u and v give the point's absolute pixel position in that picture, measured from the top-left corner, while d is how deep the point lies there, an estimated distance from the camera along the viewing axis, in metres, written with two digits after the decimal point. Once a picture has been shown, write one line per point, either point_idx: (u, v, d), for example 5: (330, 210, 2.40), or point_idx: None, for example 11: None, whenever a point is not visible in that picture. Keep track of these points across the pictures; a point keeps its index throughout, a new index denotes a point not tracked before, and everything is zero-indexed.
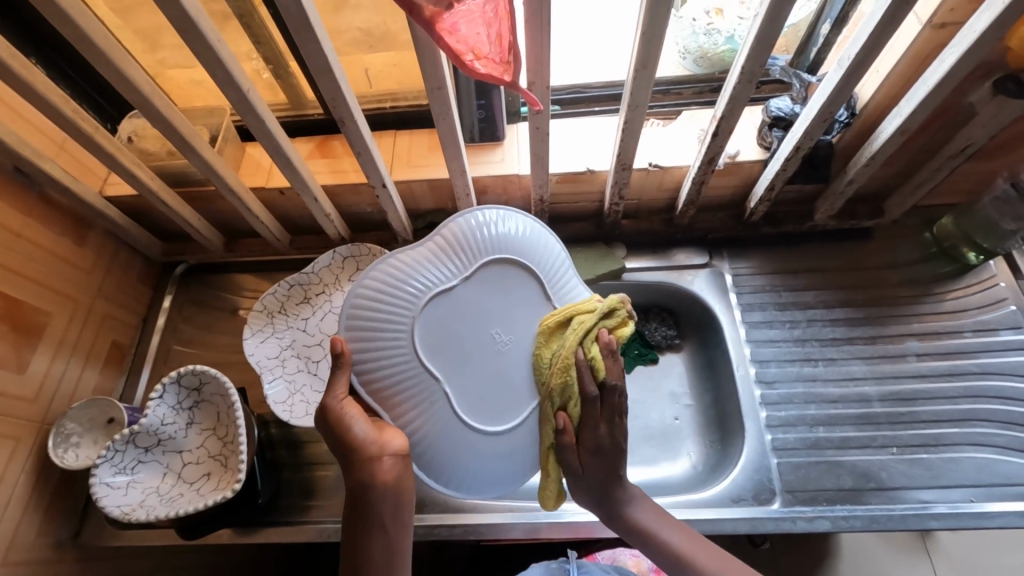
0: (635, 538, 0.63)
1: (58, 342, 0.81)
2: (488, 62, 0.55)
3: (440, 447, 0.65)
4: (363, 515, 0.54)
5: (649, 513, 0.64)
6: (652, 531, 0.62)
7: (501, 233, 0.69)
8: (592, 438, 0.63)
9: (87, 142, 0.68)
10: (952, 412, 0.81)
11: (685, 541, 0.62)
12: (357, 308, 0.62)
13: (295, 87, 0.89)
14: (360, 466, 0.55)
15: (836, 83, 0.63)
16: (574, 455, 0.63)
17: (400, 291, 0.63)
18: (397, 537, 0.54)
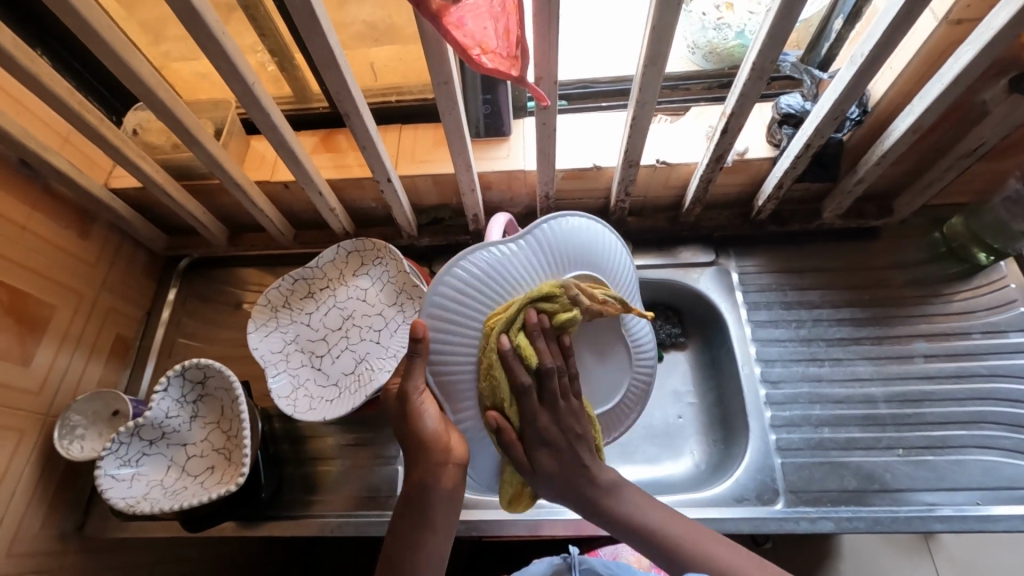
0: (625, 532, 0.61)
1: (63, 334, 0.81)
2: (495, 57, 0.54)
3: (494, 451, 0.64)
4: (418, 509, 0.56)
5: (631, 499, 0.62)
6: (642, 521, 0.61)
7: (588, 242, 0.66)
8: (540, 431, 0.60)
9: (92, 135, 0.68)
10: (958, 414, 0.81)
11: (679, 528, 0.60)
12: (440, 304, 0.58)
13: (300, 80, 0.88)
14: (430, 468, 0.56)
15: (849, 81, 0.62)
16: (521, 456, 0.60)
17: (486, 294, 0.60)
18: (445, 534, 0.57)
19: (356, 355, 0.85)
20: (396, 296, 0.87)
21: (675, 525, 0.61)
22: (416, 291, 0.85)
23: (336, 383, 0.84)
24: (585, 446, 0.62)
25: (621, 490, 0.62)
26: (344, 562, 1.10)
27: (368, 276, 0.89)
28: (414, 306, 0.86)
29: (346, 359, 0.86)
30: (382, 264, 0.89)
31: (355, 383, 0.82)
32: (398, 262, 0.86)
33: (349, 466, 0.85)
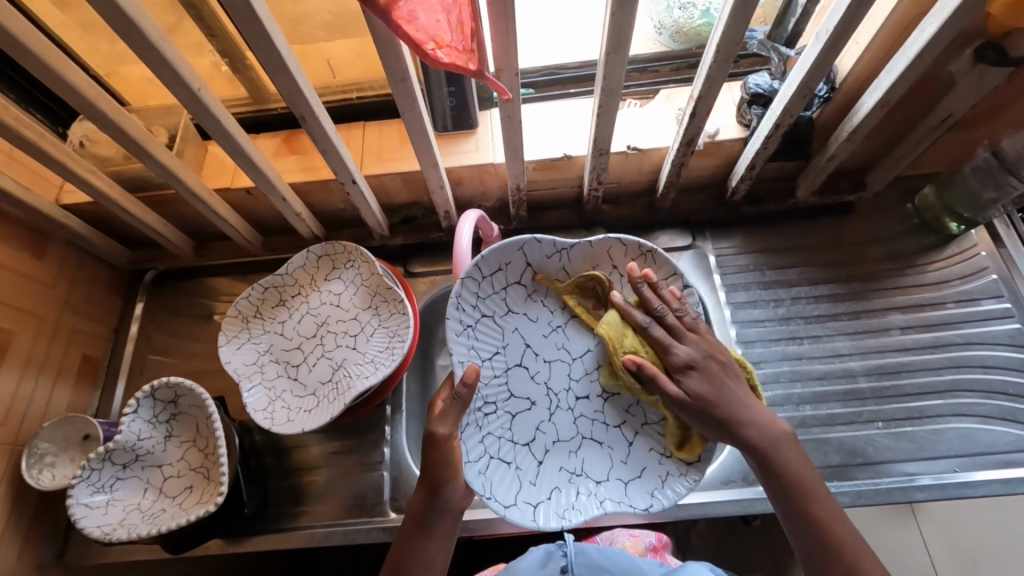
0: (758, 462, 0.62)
1: (25, 360, 0.78)
2: (451, 51, 0.51)
3: (480, 316, 0.71)
4: (433, 482, 0.64)
5: (797, 458, 0.62)
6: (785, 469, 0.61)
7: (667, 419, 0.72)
8: (691, 352, 0.65)
9: (33, 151, 0.64)
10: (936, 384, 0.82)
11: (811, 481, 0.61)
12: (533, 495, 0.70)
13: (254, 81, 0.85)
14: (442, 505, 0.63)
15: (815, 57, 0.61)
16: (670, 387, 0.64)
17: (585, 484, 0.71)
18: (453, 512, 0.64)
19: (333, 362, 0.84)
20: (371, 299, 0.85)
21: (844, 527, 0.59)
22: (391, 293, 0.83)
23: (314, 392, 0.82)
24: (731, 373, 0.65)
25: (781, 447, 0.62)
26: (340, 568, 1.09)
27: (341, 280, 0.87)
28: (389, 308, 0.84)
29: (323, 366, 0.84)
30: (354, 267, 0.87)
31: (333, 391, 0.80)
32: (371, 264, 0.84)
33: (336, 475, 0.83)
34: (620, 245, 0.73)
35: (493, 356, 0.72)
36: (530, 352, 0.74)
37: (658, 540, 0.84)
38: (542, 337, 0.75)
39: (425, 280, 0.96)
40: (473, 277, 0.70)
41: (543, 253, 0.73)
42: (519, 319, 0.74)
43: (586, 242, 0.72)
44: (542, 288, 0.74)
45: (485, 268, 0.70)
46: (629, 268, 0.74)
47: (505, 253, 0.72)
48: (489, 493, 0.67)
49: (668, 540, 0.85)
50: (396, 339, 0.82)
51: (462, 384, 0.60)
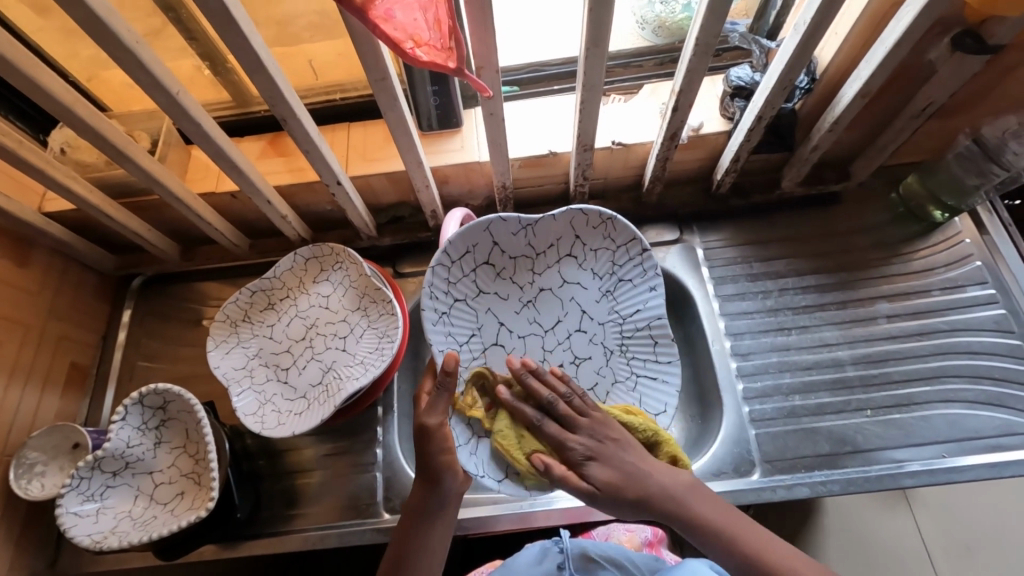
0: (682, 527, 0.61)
1: (10, 369, 0.77)
2: (429, 49, 0.51)
3: (456, 298, 0.78)
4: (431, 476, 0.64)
5: (713, 507, 0.62)
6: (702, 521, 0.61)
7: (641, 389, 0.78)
8: (585, 442, 0.65)
9: (12, 158, 0.64)
10: (923, 370, 0.82)
11: (725, 519, 0.61)
12: None
13: (237, 84, 0.84)
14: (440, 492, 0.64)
15: (795, 48, 0.61)
16: (577, 481, 0.63)
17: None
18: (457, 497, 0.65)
19: (323, 365, 0.84)
20: (359, 301, 0.85)
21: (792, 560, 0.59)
22: (379, 294, 0.83)
23: (305, 395, 0.82)
24: (626, 448, 0.65)
25: (688, 496, 0.62)
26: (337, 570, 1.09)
27: (329, 282, 0.87)
28: (378, 309, 0.84)
29: (313, 369, 0.84)
30: (342, 269, 0.87)
31: (323, 394, 0.80)
32: (358, 265, 0.84)
33: (328, 477, 0.83)
34: (580, 215, 0.78)
35: (472, 334, 0.79)
36: (504, 328, 0.82)
37: (653, 535, 0.84)
38: (514, 313, 0.82)
39: (414, 280, 0.95)
40: (444, 264, 0.76)
41: (508, 231, 0.78)
42: (491, 298, 0.81)
43: (548, 216, 0.78)
44: (508, 265, 0.81)
45: (452, 252, 0.77)
46: (587, 236, 0.81)
47: (471, 236, 0.78)
48: (483, 472, 0.71)
49: (664, 534, 0.86)
50: (386, 340, 0.82)
51: (443, 372, 0.60)
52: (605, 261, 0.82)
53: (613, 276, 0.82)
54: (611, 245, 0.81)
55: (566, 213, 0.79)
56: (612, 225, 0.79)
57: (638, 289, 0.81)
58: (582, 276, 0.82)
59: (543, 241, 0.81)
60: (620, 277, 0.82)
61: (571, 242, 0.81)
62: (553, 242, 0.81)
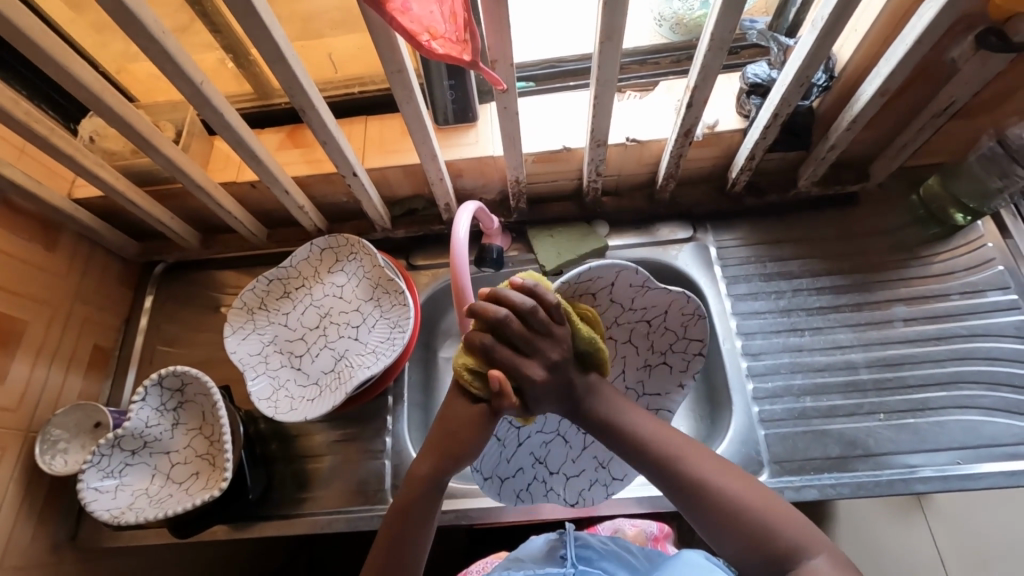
0: (603, 430, 0.55)
1: (36, 349, 0.80)
2: (444, 43, 0.53)
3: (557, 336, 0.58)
4: (455, 452, 0.53)
5: (633, 410, 0.55)
6: (619, 422, 0.54)
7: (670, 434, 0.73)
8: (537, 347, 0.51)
9: (44, 145, 0.66)
10: (939, 375, 0.81)
11: (648, 425, 0.54)
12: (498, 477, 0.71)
13: (258, 77, 0.86)
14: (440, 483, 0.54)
15: (812, 45, 0.61)
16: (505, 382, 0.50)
17: (542, 472, 0.73)
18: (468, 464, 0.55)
19: (336, 353, 0.85)
20: (373, 291, 0.87)
21: (707, 462, 0.52)
22: (392, 285, 0.85)
23: (317, 381, 0.84)
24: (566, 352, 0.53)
25: (599, 390, 0.55)
26: None
27: (344, 272, 0.89)
28: (391, 300, 0.85)
29: (326, 357, 0.85)
30: (356, 260, 0.88)
31: (335, 381, 0.82)
32: (373, 256, 0.86)
33: (339, 463, 0.85)
34: (684, 301, 0.66)
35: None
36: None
37: (659, 530, 0.84)
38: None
39: (428, 273, 0.97)
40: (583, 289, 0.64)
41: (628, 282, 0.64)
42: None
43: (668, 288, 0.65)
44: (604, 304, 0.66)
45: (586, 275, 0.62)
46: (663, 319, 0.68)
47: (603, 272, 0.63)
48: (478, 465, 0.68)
49: (671, 530, 0.85)
50: (398, 330, 0.83)
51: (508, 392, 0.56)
52: (667, 343, 0.70)
53: (660, 356, 0.70)
54: (677, 334, 0.69)
55: (678, 292, 0.66)
56: (699, 327, 0.68)
57: (672, 377, 0.72)
58: (644, 343, 0.70)
59: (644, 304, 0.67)
60: (665, 357, 0.71)
61: (657, 316, 0.68)
62: (649, 307, 0.67)
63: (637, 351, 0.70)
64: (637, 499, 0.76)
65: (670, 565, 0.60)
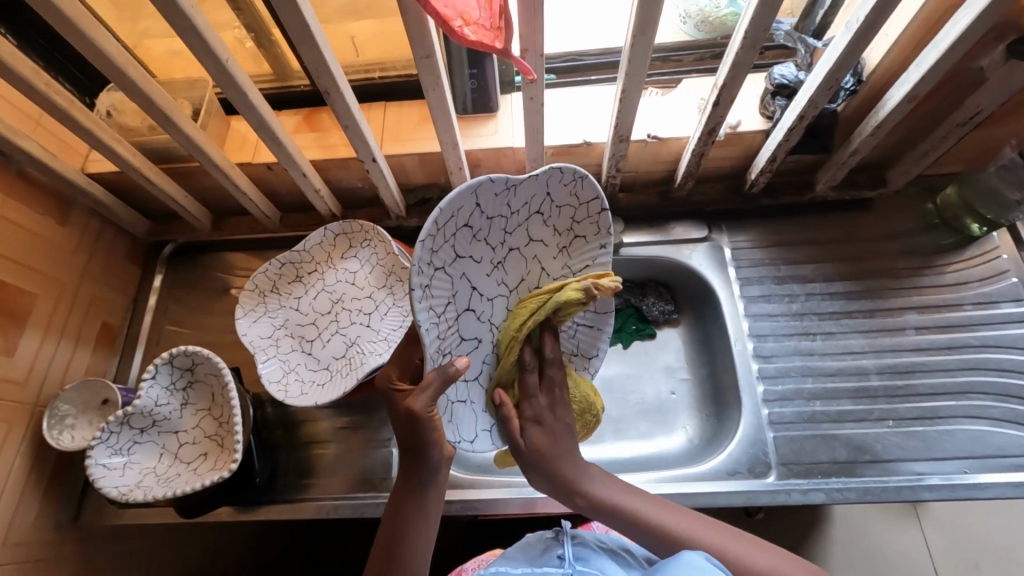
0: (599, 514, 0.62)
1: (46, 324, 0.80)
2: (477, 29, 0.52)
3: (454, 273, 0.53)
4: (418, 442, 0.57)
5: (622, 489, 0.64)
6: (615, 501, 0.62)
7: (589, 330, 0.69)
8: (545, 406, 0.63)
9: (63, 117, 0.66)
10: (950, 385, 0.81)
11: (642, 504, 0.62)
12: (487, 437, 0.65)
13: (278, 57, 0.86)
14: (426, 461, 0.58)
15: (844, 47, 0.61)
16: (517, 433, 0.62)
17: None
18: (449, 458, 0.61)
19: (347, 339, 0.85)
20: (386, 279, 0.86)
21: (702, 528, 0.60)
22: (406, 272, 0.84)
23: (328, 366, 0.83)
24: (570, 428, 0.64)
25: (593, 472, 0.65)
26: None
27: (357, 258, 0.88)
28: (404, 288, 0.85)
29: (337, 342, 0.85)
30: (370, 246, 0.88)
31: (346, 366, 0.82)
32: (387, 244, 0.85)
33: (344, 451, 0.84)
34: (560, 172, 0.56)
35: (442, 309, 0.52)
36: (477, 294, 0.56)
37: None
38: (488, 279, 0.57)
39: None
40: (467, 228, 0.52)
41: (491, 194, 0.52)
42: (466, 262, 0.54)
43: (536, 174, 0.54)
44: (487, 227, 0.54)
45: (443, 221, 0.49)
46: (553, 200, 0.58)
47: (456, 204, 0.50)
48: (458, 437, 0.61)
49: None
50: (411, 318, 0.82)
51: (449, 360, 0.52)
52: (565, 218, 0.60)
53: (568, 234, 0.62)
54: (575, 204, 0.60)
55: (544, 168, 0.55)
56: (587, 188, 0.58)
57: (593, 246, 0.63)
58: (545, 233, 0.60)
59: (521, 202, 0.56)
60: (574, 232, 0.62)
61: (542, 202, 0.58)
62: (529, 201, 0.57)
63: (544, 242, 0.61)
64: None
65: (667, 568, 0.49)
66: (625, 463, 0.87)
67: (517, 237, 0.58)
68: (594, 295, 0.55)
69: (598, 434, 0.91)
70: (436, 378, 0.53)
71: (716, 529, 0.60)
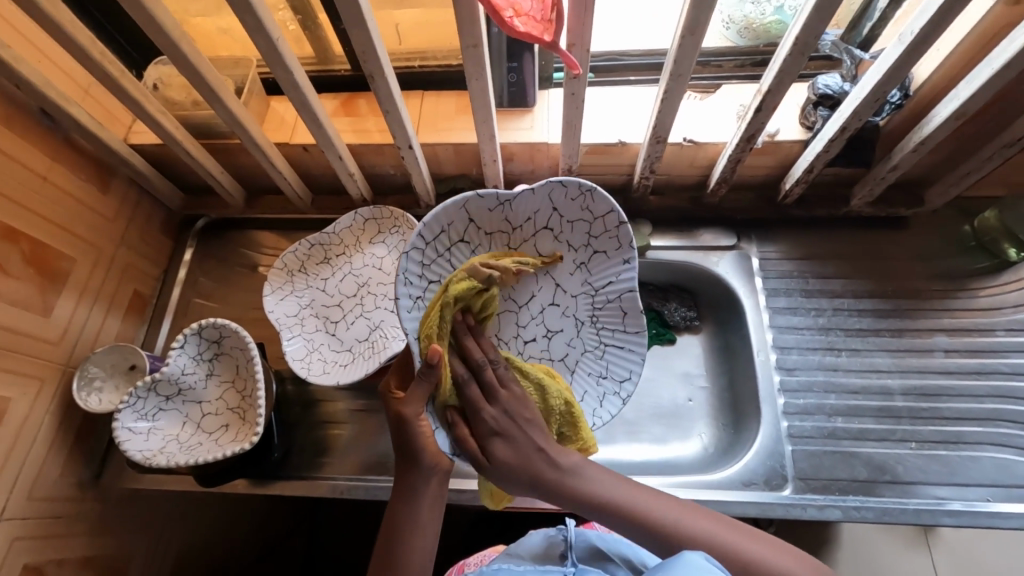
0: (589, 510, 0.56)
1: (82, 288, 0.82)
2: (527, 20, 0.53)
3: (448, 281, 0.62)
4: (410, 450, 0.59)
5: (612, 478, 0.58)
6: (604, 494, 0.56)
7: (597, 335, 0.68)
8: (498, 416, 0.58)
9: (114, 87, 0.67)
10: (976, 410, 0.80)
11: (634, 492, 0.57)
12: None
13: (322, 40, 0.87)
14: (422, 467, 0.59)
15: (895, 60, 0.60)
16: (476, 450, 0.58)
17: None
18: (444, 471, 0.60)
19: (371, 323, 0.86)
20: None
21: (702, 519, 0.55)
22: None
23: (350, 348, 0.84)
24: (539, 431, 0.59)
25: (580, 468, 0.58)
26: None
27: (385, 244, 0.89)
28: None
29: (361, 325, 0.86)
30: (398, 233, 0.88)
31: (368, 349, 0.83)
32: None
33: (358, 433, 0.85)
34: (563, 186, 0.61)
35: None
36: None
37: None
38: None
39: None
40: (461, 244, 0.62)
41: (485, 210, 0.61)
42: None
43: (533, 189, 0.61)
44: (485, 241, 0.63)
45: (431, 233, 0.59)
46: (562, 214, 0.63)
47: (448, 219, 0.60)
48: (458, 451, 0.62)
49: None
50: None
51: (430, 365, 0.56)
52: (580, 232, 0.64)
53: (584, 249, 0.65)
54: (587, 218, 0.64)
55: (546, 183, 0.61)
56: (596, 199, 0.62)
57: (613, 261, 0.66)
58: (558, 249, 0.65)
59: (523, 218, 0.63)
60: (592, 247, 0.65)
61: (550, 217, 0.63)
62: (534, 216, 0.63)
63: (557, 258, 0.66)
64: None
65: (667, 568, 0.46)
66: (637, 466, 0.87)
67: (530, 255, 0.66)
68: (488, 276, 0.59)
69: (612, 435, 0.90)
70: (422, 383, 0.57)
71: (717, 521, 0.54)
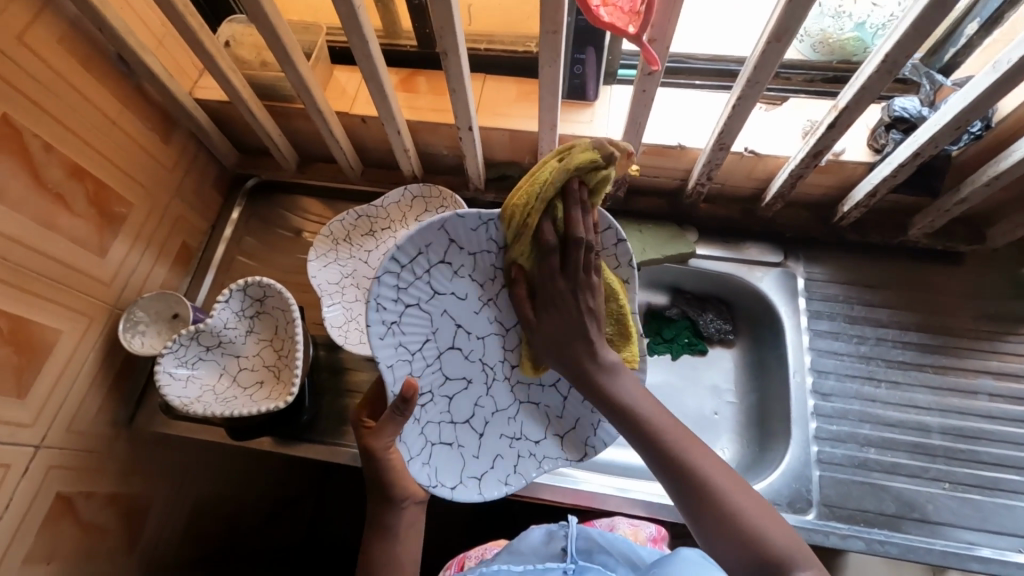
0: (609, 410, 0.58)
1: (136, 233, 0.84)
2: (613, 11, 0.52)
3: (426, 305, 0.60)
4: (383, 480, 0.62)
5: (638, 391, 0.59)
6: (625, 402, 0.58)
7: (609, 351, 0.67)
8: (565, 292, 0.58)
9: (192, 39, 0.69)
10: (1016, 458, 0.77)
11: (652, 411, 0.57)
12: (472, 481, 0.64)
13: (391, 13, 0.87)
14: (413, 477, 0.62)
15: (985, 88, 0.58)
16: (527, 309, 0.60)
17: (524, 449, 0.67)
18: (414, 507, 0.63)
19: None
20: None
21: (706, 459, 0.55)
22: None
23: None
24: (595, 322, 0.59)
25: (616, 372, 0.60)
26: None
27: None
28: None
29: None
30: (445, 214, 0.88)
31: None
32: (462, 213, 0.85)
33: None
34: None
35: (411, 341, 0.59)
36: (462, 330, 0.63)
37: (659, 531, 0.77)
38: (476, 314, 0.63)
39: None
40: (441, 265, 0.59)
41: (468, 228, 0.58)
42: (446, 298, 0.61)
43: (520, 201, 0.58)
44: (469, 261, 0.60)
45: (403, 256, 0.57)
46: None
47: (424, 239, 0.57)
48: (434, 482, 0.62)
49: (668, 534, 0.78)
50: None
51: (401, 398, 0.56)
52: None
53: None
54: None
55: None
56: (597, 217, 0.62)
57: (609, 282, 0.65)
58: None
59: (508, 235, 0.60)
60: None
61: None
62: None
63: None
64: (646, 503, 0.77)
65: (666, 564, 0.52)
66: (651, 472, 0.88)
67: None
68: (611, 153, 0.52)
69: None
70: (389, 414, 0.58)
71: (719, 468, 0.54)
